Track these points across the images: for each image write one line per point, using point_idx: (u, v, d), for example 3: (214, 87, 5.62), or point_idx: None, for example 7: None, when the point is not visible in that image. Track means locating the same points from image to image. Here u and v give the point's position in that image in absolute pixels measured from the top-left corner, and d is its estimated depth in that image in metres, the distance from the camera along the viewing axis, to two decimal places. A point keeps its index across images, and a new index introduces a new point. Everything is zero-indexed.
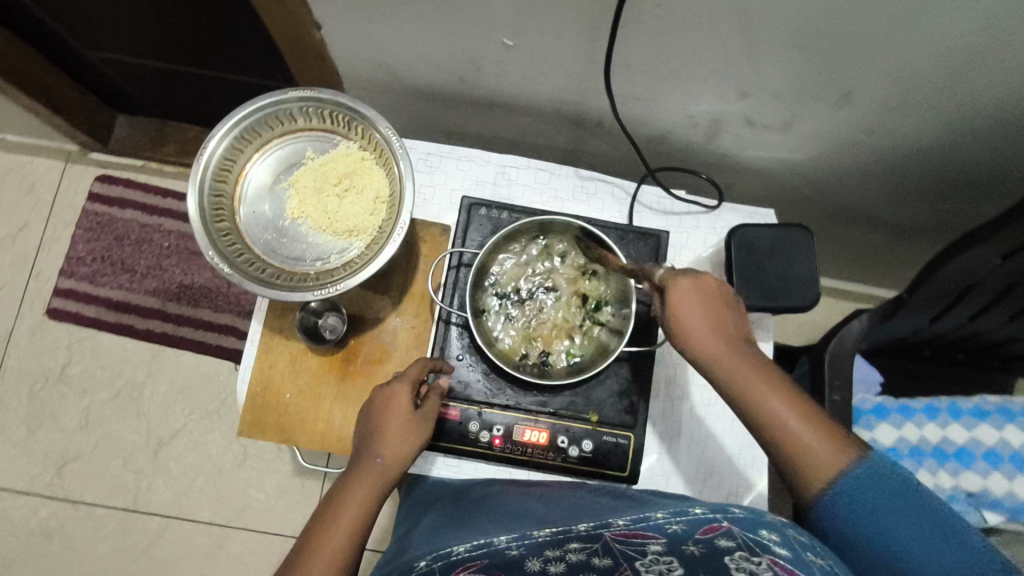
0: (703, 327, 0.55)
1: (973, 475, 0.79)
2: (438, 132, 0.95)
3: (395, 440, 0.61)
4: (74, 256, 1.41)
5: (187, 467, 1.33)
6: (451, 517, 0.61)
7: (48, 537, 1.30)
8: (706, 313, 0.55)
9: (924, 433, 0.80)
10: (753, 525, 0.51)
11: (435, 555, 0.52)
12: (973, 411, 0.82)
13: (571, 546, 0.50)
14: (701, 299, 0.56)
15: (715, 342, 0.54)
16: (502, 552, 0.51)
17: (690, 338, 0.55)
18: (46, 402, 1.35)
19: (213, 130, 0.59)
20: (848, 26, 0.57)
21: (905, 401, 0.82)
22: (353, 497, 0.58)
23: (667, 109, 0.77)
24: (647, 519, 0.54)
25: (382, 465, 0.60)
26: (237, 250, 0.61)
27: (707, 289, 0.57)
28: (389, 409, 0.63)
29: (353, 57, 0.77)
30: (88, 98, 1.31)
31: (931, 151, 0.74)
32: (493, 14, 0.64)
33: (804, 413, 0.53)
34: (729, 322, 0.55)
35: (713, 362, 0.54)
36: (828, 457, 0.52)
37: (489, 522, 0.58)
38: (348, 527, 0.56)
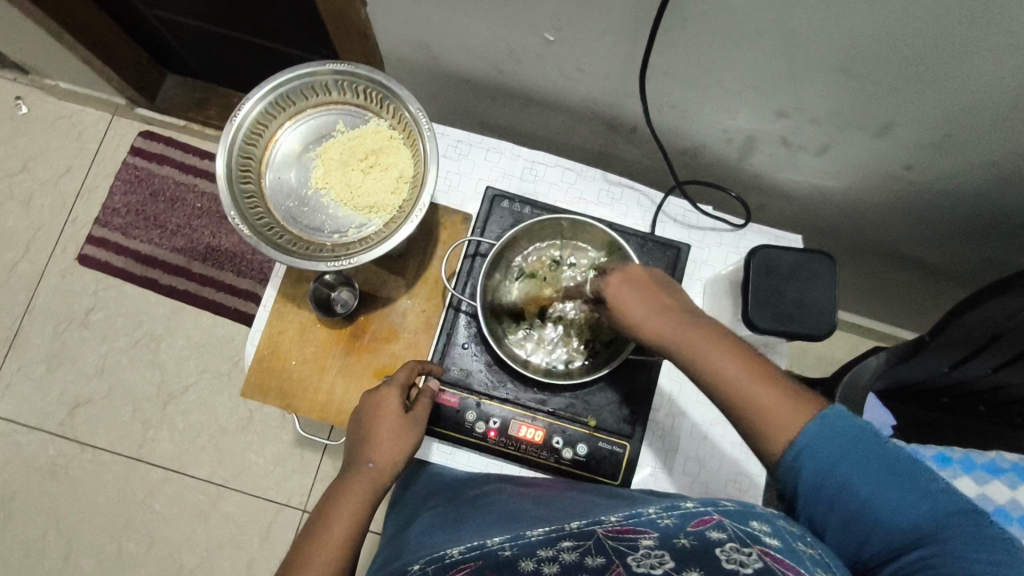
0: (639, 305, 0.57)
1: None
2: (473, 122, 0.95)
3: (386, 445, 0.62)
4: (110, 206, 1.45)
5: (193, 424, 1.36)
6: (447, 516, 0.60)
7: (53, 474, 1.34)
8: (640, 295, 0.58)
9: None
10: (744, 516, 0.50)
11: (429, 558, 0.52)
12: (986, 466, 0.78)
13: (564, 543, 0.50)
14: (633, 285, 0.59)
15: (655, 315, 0.56)
16: (496, 553, 0.50)
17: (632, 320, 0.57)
18: (67, 344, 1.39)
19: (250, 93, 0.60)
20: (895, 53, 0.56)
21: (916, 447, 0.79)
22: (346, 503, 0.57)
23: (702, 121, 0.76)
24: (638, 515, 0.52)
25: (374, 470, 0.60)
26: (258, 213, 0.62)
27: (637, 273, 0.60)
28: (378, 414, 0.63)
29: (395, 37, 0.78)
30: (139, 54, 1.34)
31: (972, 194, 0.72)
32: (536, 8, 0.64)
33: (754, 369, 0.51)
34: (665, 301, 0.57)
35: (658, 334, 0.56)
36: (785, 410, 0.49)
37: (484, 523, 0.56)
38: (342, 534, 0.55)
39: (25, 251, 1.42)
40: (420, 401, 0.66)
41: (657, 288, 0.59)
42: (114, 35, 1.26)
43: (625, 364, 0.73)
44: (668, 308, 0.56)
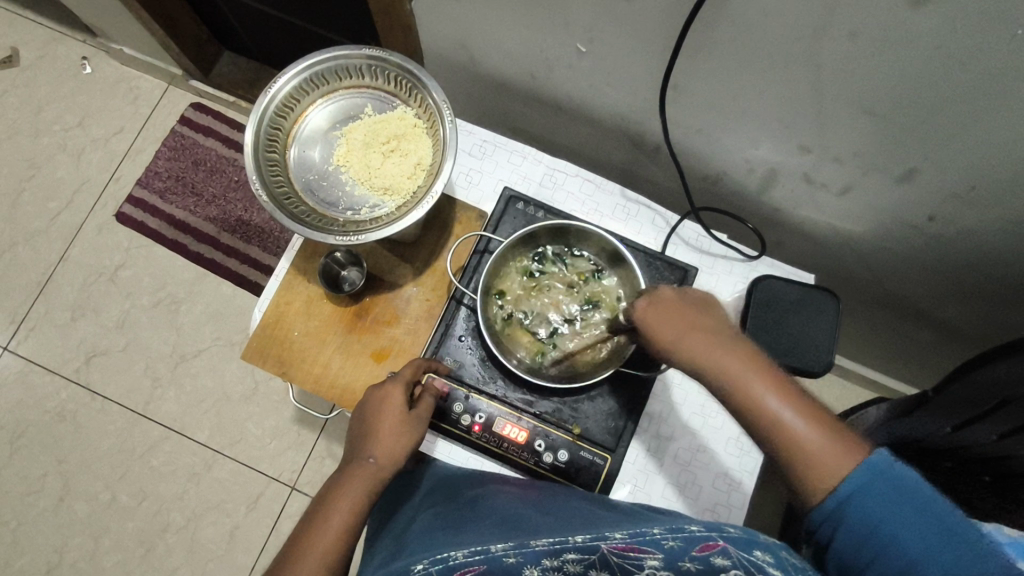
0: (678, 323, 0.57)
1: None
2: (502, 125, 0.97)
3: (388, 442, 0.62)
4: (153, 169, 1.51)
5: (200, 388, 1.39)
6: (445, 516, 0.61)
7: (61, 418, 1.38)
8: (678, 313, 0.57)
9: None
10: (748, 545, 0.48)
11: (432, 559, 0.52)
12: None
13: (568, 557, 0.50)
14: (673, 302, 0.58)
15: (697, 338, 0.55)
16: (500, 560, 0.51)
17: (672, 337, 0.56)
18: (93, 295, 1.44)
19: (287, 68, 0.62)
20: (918, 98, 0.56)
21: None
22: (344, 496, 0.58)
23: (725, 149, 0.76)
24: (642, 533, 0.52)
25: (374, 466, 0.61)
26: (279, 183, 0.64)
27: (674, 294, 0.59)
28: (382, 410, 0.64)
29: (435, 33, 0.80)
30: (199, 30, 1.40)
31: (991, 254, 0.71)
32: (571, 17, 0.65)
33: (802, 411, 0.50)
34: (706, 322, 0.56)
35: (694, 359, 0.55)
36: (835, 455, 0.48)
37: (486, 527, 0.57)
38: (339, 526, 0.56)
39: (69, 203, 1.49)
40: (423, 404, 0.67)
41: (697, 306, 0.58)
42: (180, 10, 1.32)
43: (617, 378, 0.73)
44: (707, 329, 0.56)
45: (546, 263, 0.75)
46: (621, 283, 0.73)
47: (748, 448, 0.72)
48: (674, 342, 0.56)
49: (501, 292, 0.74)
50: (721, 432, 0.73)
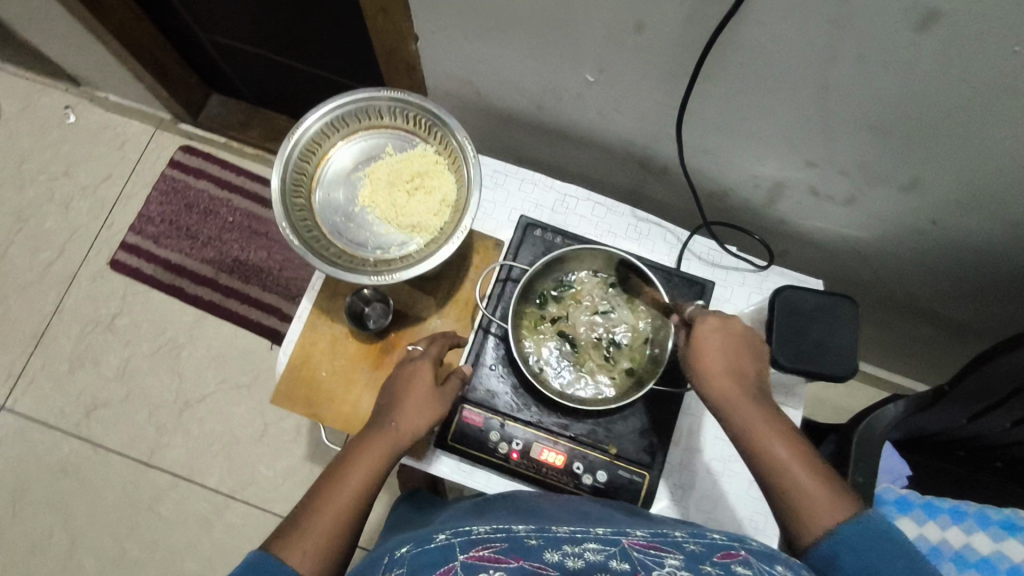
0: (722, 363, 0.61)
1: (957, 531, 0.88)
2: (507, 154, 0.99)
3: (411, 413, 0.64)
4: (145, 215, 1.49)
5: (207, 432, 1.37)
6: (469, 509, 0.66)
7: (63, 473, 1.35)
8: (726, 353, 0.61)
9: (945, 535, 0.88)
10: (769, 558, 0.50)
11: (455, 532, 0.54)
12: (949, 510, 0.89)
13: (589, 546, 0.52)
14: (724, 341, 0.62)
15: (732, 378, 0.60)
16: (521, 539, 0.53)
17: (708, 372, 0.61)
18: (91, 346, 1.42)
19: (311, 112, 0.63)
20: (922, 113, 0.59)
21: (930, 499, 0.90)
22: (363, 459, 0.60)
23: (732, 167, 0.79)
24: (664, 534, 0.54)
25: (395, 433, 0.63)
26: (307, 227, 0.65)
27: (734, 329, 0.63)
28: (409, 385, 0.67)
29: (442, 70, 0.82)
30: (189, 75, 1.40)
31: (993, 252, 0.74)
32: (581, 49, 0.68)
33: (808, 463, 0.57)
34: (746, 365, 0.61)
35: (725, 398, 0.60)
36: (829, 506, 0.54)
37: (506, 517, 0.61)
38: (355, 487, 0.59)
39: (60, 252, 1.47)
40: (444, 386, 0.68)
41: (744, 348, 0.62)
42: (171, 57, 1.32)
43: (647, 395, 0.74)
44: (744, 374, 0.61)
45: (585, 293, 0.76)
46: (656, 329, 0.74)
47: None
48: (715, 378, 0.60)
49: (537, 318, 0.75)
50: None
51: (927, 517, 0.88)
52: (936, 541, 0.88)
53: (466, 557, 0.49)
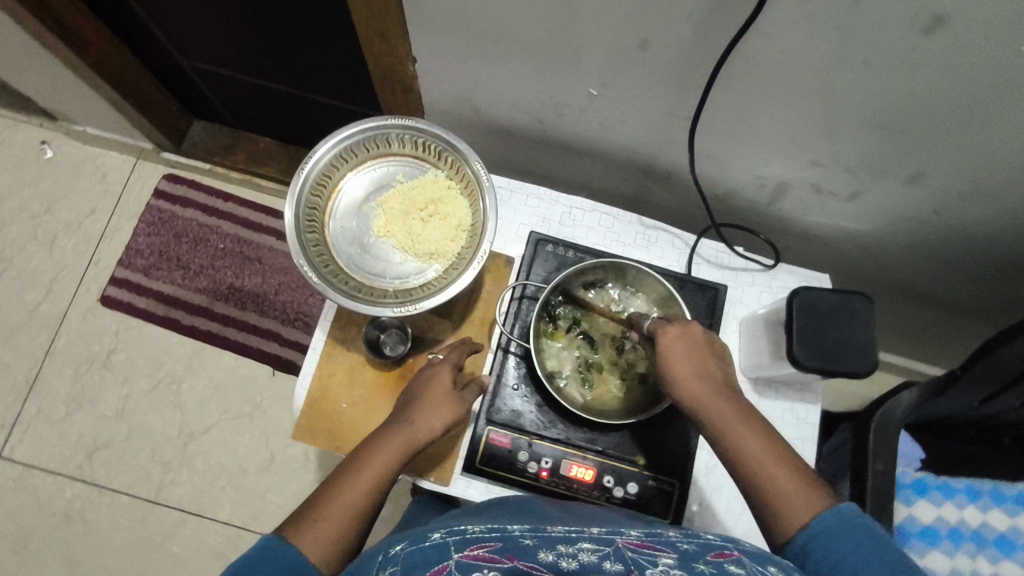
0: (686, 365, 0.63)
1: (974, 509, 0.91)
2: (507, 168, 0.99)
3: (431, 414, 0.65)
4: (133, 248, 1.46)
5: (214, 465, 1.35)
6: (472, 508, 0.67)
7: (68, 519, 1.32)
8: (688, 356, 0.63)
9: (963, 515, 0.90)
10: (762, 560, 0.50)
11: (450, 530, 0.56)
12: (965, 490, 0.92)
13: (584, 546, 0.51)
14: (685, 345, 0.64)
15: (699, 381, 0.62)
16: (516, 539, 0.54)
17: (676, 379, 0.62)
18: (87, 386, 1.39)
19: (319, 146, 0.63)
20: (928, 111, 0.60)
21: (946, 480, 0.92)
22: (380, 454, 0.61)
23: (736, 169, 0.80)
24: (659, 534, 0.54)
25: (414, 431, 0.64)
26: (324, 262, 0.65)
27: (693, 335, 0.65)
28: (429, 387, 0.68)
29: (441, 90, 0.82)
30: (171, 103, 1.37)
31: (996, 238, 0.76)
32: (585, 65, 0.67)
33: (778, 458, 0.57)
34: (709, 366, 0.63)
35: (693, 399, 0.62)
36: (802, 500, 0.55)
37: (504, 515, 0.62)
38: (368, 483, 0.59)
39: (47, 292, 1.43)
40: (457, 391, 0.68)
41: (704, 350, 0.64)
42: (152, 88, 1.29)
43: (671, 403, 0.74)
44: (708, 374, 0.63)
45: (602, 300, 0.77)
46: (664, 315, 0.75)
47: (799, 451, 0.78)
48: (683, 384, 0.62)
49: (554, 325, 0.76)
50: None
51: (945, 498, 0.91)
52: (955, 521, 0.91)
53: (460, 556, 0.49)
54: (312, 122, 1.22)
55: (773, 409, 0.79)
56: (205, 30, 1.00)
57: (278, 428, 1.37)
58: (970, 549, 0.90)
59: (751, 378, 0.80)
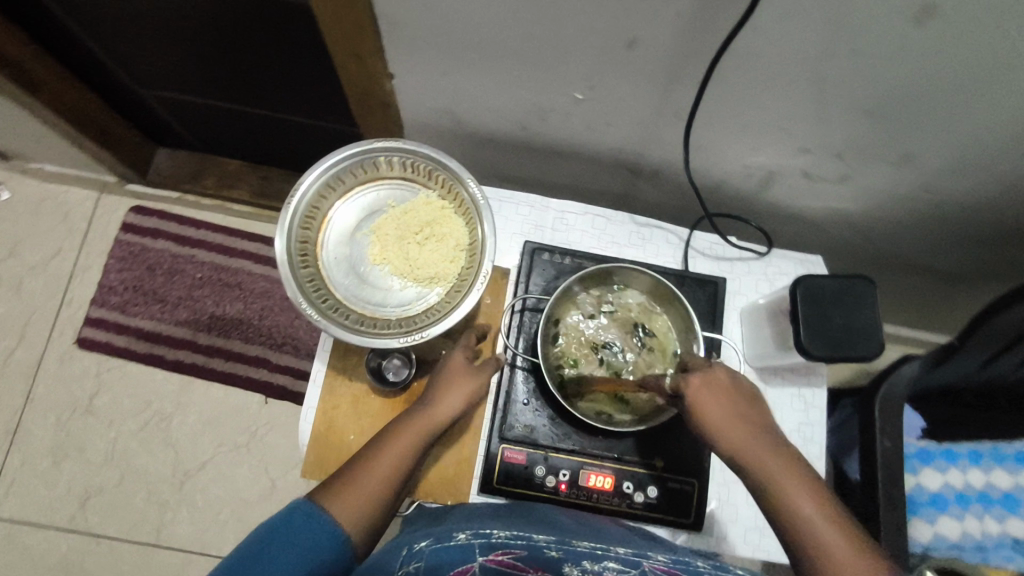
0: (721, 412, 0.60)
1: (978, 472, 0.93)
2: (491, 175, 0.97)
3: (451, 397, 0.67)
4: (106, 285, 1.41)
5: (214, 501, 1.32)
6: (492, 509, 0.66)
7: (65, 572, 1.27)
8: (722, 403, 0.61)
9: (968, 478, 0.92)
10: None
11: (475, 532, 0.58)
12: (968, 454, 0.93)
13: (610, 565, 0.55)
14: (715, 389, 0.62)
15: (738, 431, 0.59)
16: (542, 552, 0.56)
17: (712, 429, 0.60)
18: (72, 433, 1.34)
19: (305, 176, 0.61)
20: (918, 93, 0.60)
21: (949, 446, 0.94)
22: (402, 439, 0.63)
23: (725, 161, 0.79)
24: (686, 563, 0.57)
25: (435, 415, 0.65)
26: (321, 295, 0.63)
27: (717, 379, 0.62)
28: (449, 370, 0.69)
29: (420, 104, 0.80)
30: (133, 133, 1.31)
31: (983, 207, 0.77)
32: (570, 69, 0.66)
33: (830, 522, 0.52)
34: (748, 414, 0.60)
35: (734, 450, 0.58)
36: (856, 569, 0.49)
37: (526, 520, 0.62)
38: (388, 468, 0.61)
39: (19, 340, 1.37)
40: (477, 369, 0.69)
41: (739, 396, 0.62)
42: (111, 119, 1.24)
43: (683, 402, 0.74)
44: (750, 423, 0.60)
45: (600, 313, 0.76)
46: (662, 303, 0.76)
47: (810, 435, 0.79)
48: (720, 435, 0.59)
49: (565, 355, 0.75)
50: (783, 425, 0.79)
51: (948, 464, 0.93)
52: (961, 486, 0.92)
53: (486, 560, 0.55)
54: (283, 142, 1.19)
55: (780, 397, 0.79)
56: (162, 61, 0.96)
57: (276, 456, 1.34)
58: (978, 511, 0.92)
59: (757, 367, 0.80)
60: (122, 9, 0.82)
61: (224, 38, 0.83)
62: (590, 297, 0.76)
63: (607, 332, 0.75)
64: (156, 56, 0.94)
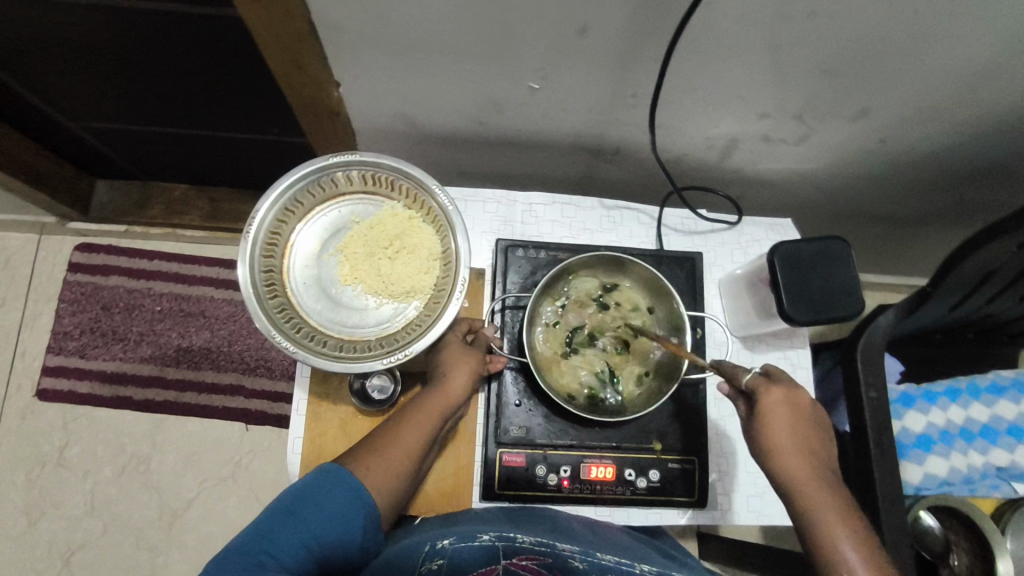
0: (789, 436, 0.61)
1: (957, 408, 0.95)
2: (450, 173, 0.95)
3: (451, 386, 0.66)
4: (60, 331, 1.34)
5: (206, 538, 1.28)
6: (504, 512, 0.66)
7: None
8: (792, 426, 0.62)
9: (949, 416, 0.95)
10: None
11: (501, 535, 0.59)
12: (946, 392, 0.96)
13: None
14: (789, 411, 0.62)
15: (797, 458, 0.61)
16: (565, 560, 0.59)
17: (772, 446, 0.61)
18: (45, 489, 1.28)
19: (261, 202, 0.58)
20: (871, 49, 0.60)
21: (927, 386, 0.96)
22: (406, 432, 0.63)
23: (686, 134, 0.78)
24: None
25: (438, 407, 0.65)
26: (294, 324, 0.60)
27: (797, 400, 0.63)
28: (449, 360, 0.68)
29: (370, 108, 0.76)
30: (66, 167, 1.23)
31: (940, 152, 0.78)
32: (523, 60, 0.64)
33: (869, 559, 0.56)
34: (814, 443, 0.62)
35: (791, 475, 0.61)
36: None
37: (546, 524, 0.63)
38: (390, 464, 0.62)
39: None
40: (476, 348, 0.70)
41: (807, 420, 0.62)
42: (40, 157, 1.16)
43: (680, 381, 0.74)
44: (811, 452, 0.62)
45: (564, 321, 0.74)
46: (604, 272, 0.74)
47: None
48: (778, 453, 0.61)
49: (566, 376, 0.72)
50: None
51: (929, 404, 0.95)
52: (943, 424, 0.95)
53: (509, 563, 0.60)
54: (229, 160, 1.13)
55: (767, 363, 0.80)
56: (87, 91, 0.90)
57: (264, 483, 1.30)
58: (962, 446, 0.94)
59: (741, 336, 0.80)
60: (35, 41, 0.76)
61: (152, 61, 0.78)
62: (545, 313, 0.73)
63: (583, 332, 0.74)
64: (81, 88, 0.88)
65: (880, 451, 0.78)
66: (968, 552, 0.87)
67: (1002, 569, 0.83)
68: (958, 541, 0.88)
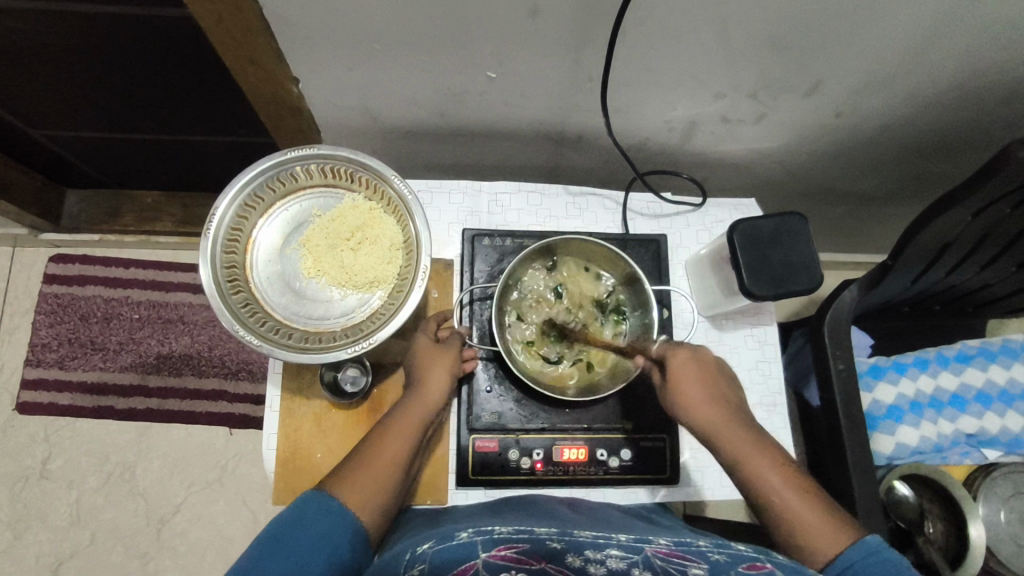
0: (700, 391, 0.62)
1: (926, 377, 0.97)
2: (418, 166, 0.95)
3: (434, 386, 0.66)
4: (39, 343, 1.33)
5: (196, 543, 1.28)
6: (488, 505, 0.67)
7: None
8: (702, 382, 0.63)
9: (918, 387, 0.96)
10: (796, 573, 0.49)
11: (477, 529, 0.57)
12: (915, 363, 0.98)
13: (612, 552, 0.52)
14: (698, 367, 0.64)
15: (712, 406, 0.61)
16: (544, 541, 0.53)
17: (687, 401, 0.62)
18: (30, 503, 1.27)
19: (220, 197, 0.59)
20: (816, 23, 0.61)
21: (897, 359, 0.98)
22: (394, 439, 0.62)
23: (647, 118, 0.80)
24: (689, 544, 0.55)
25: (423, 408, 0.65)
26: (259, 318, 0.61)
27: (703, 359, 0.65)
28: (428, 361, 0.68)
29: (332, 103, 0.77)
30: (34, 177, 1.22)
31: (894, 123, 0.80)
32: (478, 47, 0.64)
33: (798, 489, 0.57)
34: (721, 391, 0.63)
35: (708, 425, 0.61)
36: (826, 531, 0.55)
37: (525, 513, 0.63)
38: (385, 470, 0.60)
39: None
40: (452, 345, 0.70)
41: (715, 375, 0.64)
42: (9, 169, 1.15)
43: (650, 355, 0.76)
44: (726, 402, 0.62)
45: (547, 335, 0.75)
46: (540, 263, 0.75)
47: (769, 370, 0.81)
48: (693, 407, 0.62)
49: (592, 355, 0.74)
50: (741, 367, 0.81)
51: (899, 375, 0.96)
52: (913, 395, 0.96)
53: (488, 555, 0.51)
54: (198, 163, 1.13)
55: (735, 340, 0.81)
56: (50, 99, 0.89)
57: (252, 485, 1.30)
58: (932, 416, 0.96)
59: (709, 316, 0.82)
60: None
61: (111, 65, 0.78)
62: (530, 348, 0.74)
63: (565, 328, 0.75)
64: (43, 96, 0.88)
65: (850, 421, 0.80)
66: (942, 520, 0.89)
67: (974, 533, 0.86)
68: (932, 509, 0.90)
